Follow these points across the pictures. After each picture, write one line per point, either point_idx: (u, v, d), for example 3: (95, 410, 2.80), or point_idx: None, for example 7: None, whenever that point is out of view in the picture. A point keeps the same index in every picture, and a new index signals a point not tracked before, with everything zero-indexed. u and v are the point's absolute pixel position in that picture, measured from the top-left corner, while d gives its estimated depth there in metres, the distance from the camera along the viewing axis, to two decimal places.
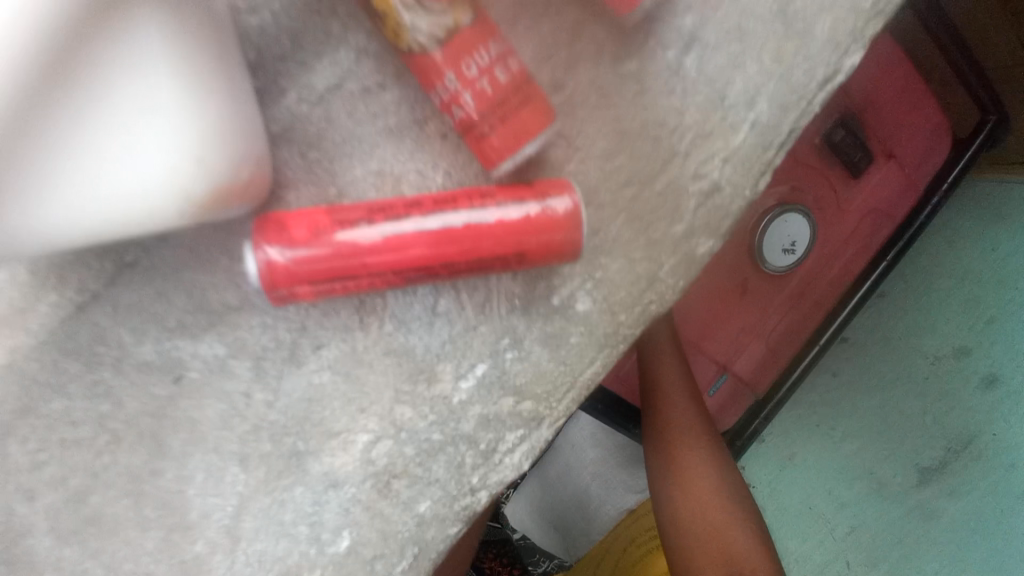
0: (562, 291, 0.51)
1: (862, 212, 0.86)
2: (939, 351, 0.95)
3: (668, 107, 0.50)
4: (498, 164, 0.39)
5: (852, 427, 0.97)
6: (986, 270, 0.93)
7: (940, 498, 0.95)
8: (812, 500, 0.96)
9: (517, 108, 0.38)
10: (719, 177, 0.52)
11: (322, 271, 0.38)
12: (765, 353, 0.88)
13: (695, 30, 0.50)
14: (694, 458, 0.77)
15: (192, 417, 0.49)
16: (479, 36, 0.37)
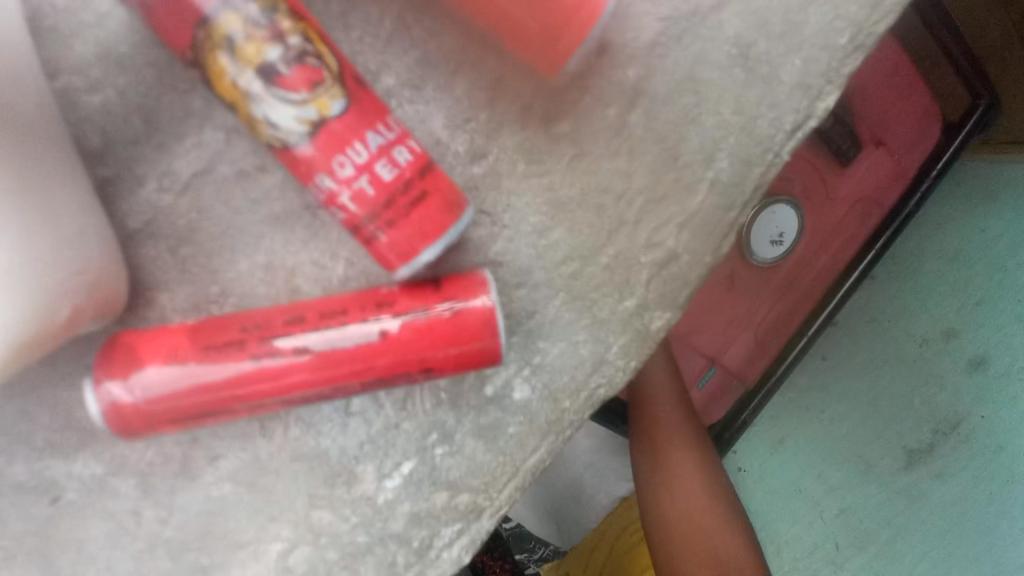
0: (495, 381, 0.46)
1: (852, 202, 0.80)
2: (930, 331, 0.88)
3: (612, 171, 0.44)
4: (397, 267, 0.33)
5: (841, 409, 0.89)
6: (978, 248, 0.87)
7: (930, 482, 0.88)
8: (799, 483, 0.89)
9: (408, 209, 0.32)
10: (676, 245, 0.45)
11: (181, 408, 0.33)
12: (753, 344, 0.83)
13: (639, 83, 0.43)
14: (681, 456, 0.71)
15: (77, 538, 0.43)
16: (354, 124, 0.31)
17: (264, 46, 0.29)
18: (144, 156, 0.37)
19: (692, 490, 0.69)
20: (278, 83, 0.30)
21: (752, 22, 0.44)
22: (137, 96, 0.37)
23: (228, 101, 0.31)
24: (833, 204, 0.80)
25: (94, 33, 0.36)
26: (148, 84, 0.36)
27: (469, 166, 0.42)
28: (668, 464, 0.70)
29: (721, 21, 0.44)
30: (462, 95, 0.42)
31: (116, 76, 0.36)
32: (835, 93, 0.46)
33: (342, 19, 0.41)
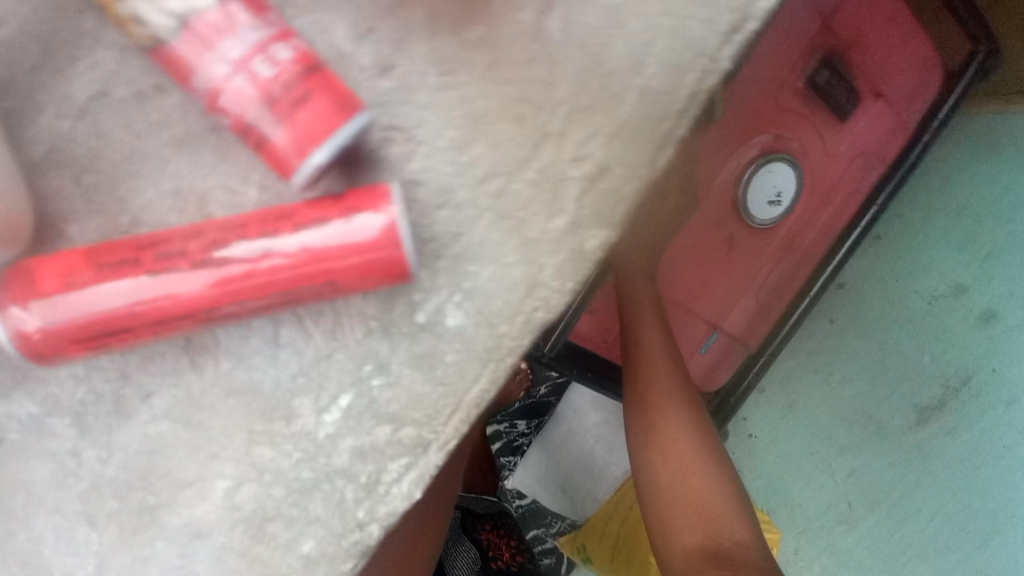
0: (427, 307, 0.45)
1: (850, 156, 0.85)
2: (940, 289, 0.95)
3: (531, 81, 0.43)
4: (291, 176, 0.32)
5: (849, 371, 0.98)
6: (984, 203, 0.93)
7: (940, 437, 0.97)
8: (812, 446, 0.99)
9: (289, 109, 0.31)
10: (606, 158, 0.44)
11: (86, 327, 0.33)
12: (755, 307, 0.89)
13: None
14: (671, 420, 0.75)
15: (23, 479, 0.45)
16: (226, 18, 0.31)
17: None
18: (46, 82, 0.37)
19: (682, 456, 0.72)
20: None
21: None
22: (25, 22, 0.36)
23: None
24: (832, 160, 0.85)
25: None
26: (39, 9, 0.36)
27: (377, 80, 0.42)
28: (658, 427, 0.75)
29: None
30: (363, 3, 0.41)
31: (5, 3, 0.36)
32: None
33: None
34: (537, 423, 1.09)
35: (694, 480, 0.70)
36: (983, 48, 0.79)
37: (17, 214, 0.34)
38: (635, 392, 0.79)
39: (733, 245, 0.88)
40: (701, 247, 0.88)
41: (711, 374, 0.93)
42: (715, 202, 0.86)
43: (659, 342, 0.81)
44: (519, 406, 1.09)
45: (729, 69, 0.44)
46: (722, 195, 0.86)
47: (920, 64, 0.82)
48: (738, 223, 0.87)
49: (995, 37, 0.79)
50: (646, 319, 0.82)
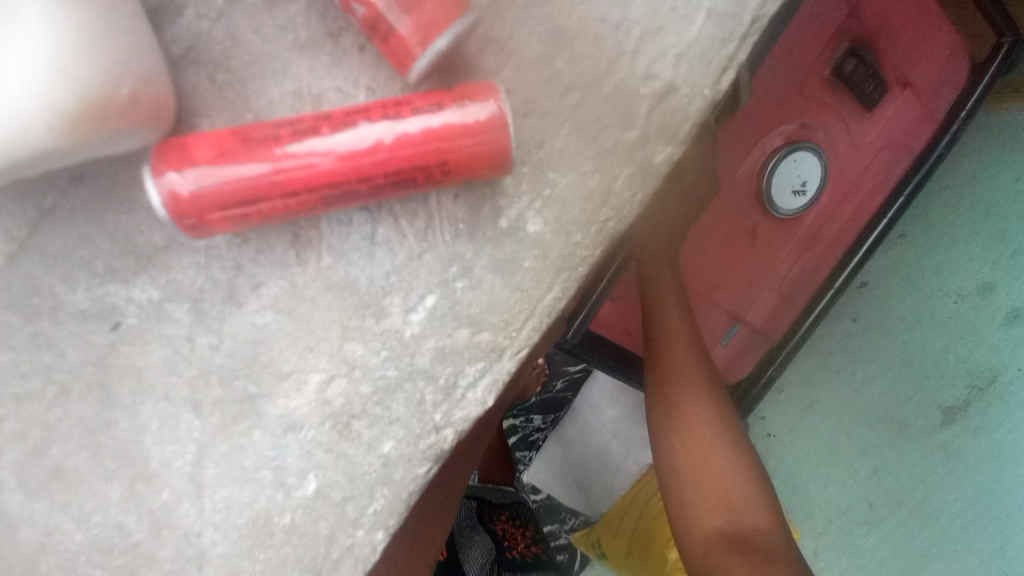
0: (510, 213, 0.48)
1: (878, 145, 0.87)
2: (966, 288, 0.99)
3: (609, 1, 0.46)
4: (413, 65, 0.37)
5: (871, 371, 1.03)
6: (1007, 203, 0.97)
7: (964, 436, 1.03)
8: (833, 446, 1.05)
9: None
10: (674, 76, 0.47)
11: (228, 194, 0.37)
12: (777, 301, 0.92)
13: None
14: (694, 406, 0.77)
15: (137, 365, 0.49)
16: None
17: None
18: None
19: (705, 439, 0.74)
20: None
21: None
22: None
23: None
24: (858, 150, 0.88)
25: None
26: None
27: None
28: (682, 413, 0.77)
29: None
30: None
31: None
32: None
33: None
34: (554, 418, 1.14)
35: (718, 464, 0.72)
36: (1009, 39, 0.81)
37: (162, 106, 0.39)
38: (657, 375, 0.82)
39: (756, 236, 0.90)
40: (726, 239, 0.91)
41: (735, 363, 0.95)
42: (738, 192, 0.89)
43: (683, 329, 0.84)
44: (536, 402, 1.14)
45: None
46: (747, 184, 0.89)
47: (943, 56, 0.84)
48: (760, 214, 0.90)
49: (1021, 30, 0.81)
50: (662, 302, 0.85)
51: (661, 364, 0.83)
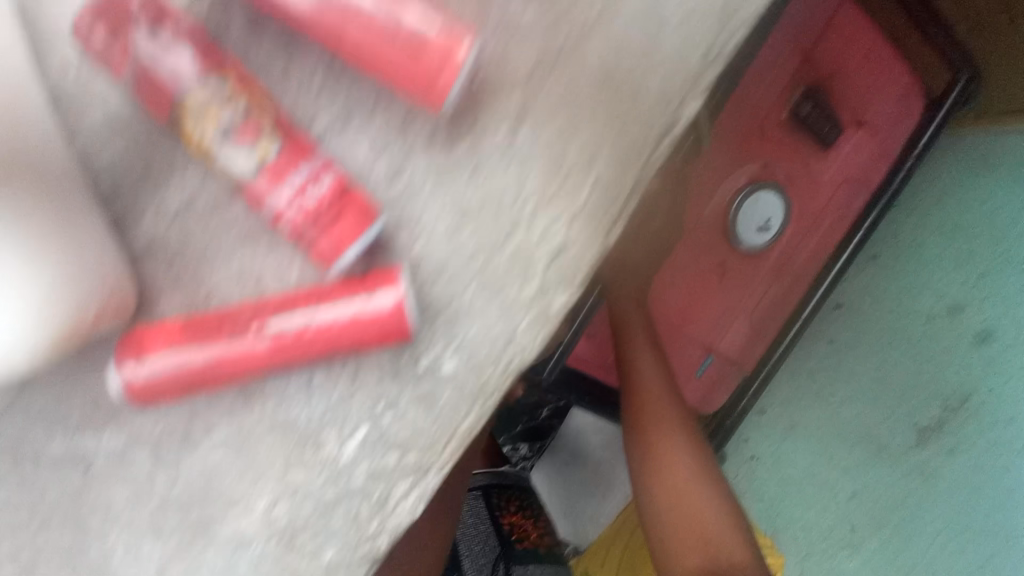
0: (427, 356, 0.56)
1: (837, 182, 1.06)
2: (936, 309, 1.20)
3: (505, 182, 0.53)
4: (331, 267, 0.45)
5: (848, 392, 1.26)
6: (973, 223, 1.17)
7: (941, 455, 1.23)
8: (815, 467, 1.28)
9: (332, 220, 0.45)
10: (567, 237, 0.55)
11: (177, 381, 0.45)
12: (749, 330, 1.13)
13: (521, 110, 0.53)
14: (670, 444, 0.97)
15: (105, 498, 0.56)
16: (290, 162, 0.45)
17: (214, 118, 0.45)
18: (153, 194, 0.54)
19: (678, 474, 0.94)
20: (231, 137, 0.45)
21: (612, 51, 0.53)
22: (136, 153, 0.54)
23: (194, 147, 0.47)
24: (821, 186, 1.07)
25: (106, 110, 0.54)
26: (143, 143, 0.54)
27: (390, 181, 0.54)
28: (659, 453, 0.96)
29: (587, 50, 0.53)
30: (379, 130, 0.53)
31: (119, 140, 0.54)
32: (695, 103, 0.55)
33: (283, 78, 0.54)
34: (538, 446, 1.36)
35: (695, 501, 0.90)
36: (966, 74, 0.95)
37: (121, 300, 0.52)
38: (630, 413, 1.01)
39: (724, 269, 1.12)
40: (697, 272, 1.13)
41: (708, 393, 1.19)
42: (709, 218, 1.10)
43: (651, 360, 1.03)
44: (523, 431, 1.33)
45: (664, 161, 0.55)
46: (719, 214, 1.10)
47: (897, 96, 1.01)
48: (728, 250, 1.11)
49: (976, 67, 0.95)
50: (640, 341, 1.04)
51: (642, 396, 1.02)
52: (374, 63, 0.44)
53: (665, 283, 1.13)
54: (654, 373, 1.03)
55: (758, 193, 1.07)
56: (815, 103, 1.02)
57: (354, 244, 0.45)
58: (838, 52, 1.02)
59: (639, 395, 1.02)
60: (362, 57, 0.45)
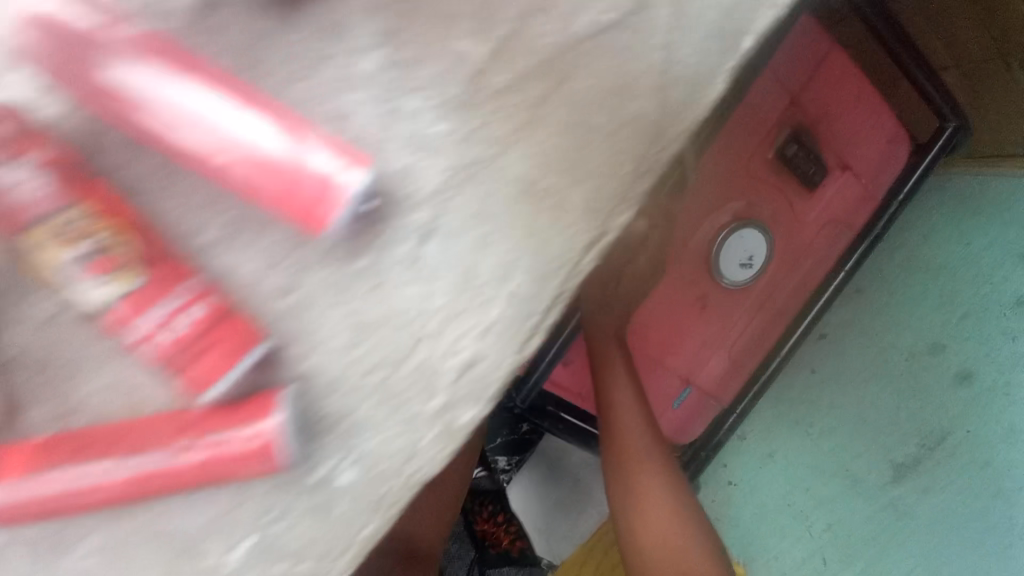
0: (322, 467, 0.53)
1: (822, 222, 1.18)
2: (917, 347, 1.21)
3: (408, 297, 0.50)
4: (203, 394, 0.44)
5: (825, 424, 1.26)
6: (961, 264, 1.20)
7: (917, 496, 1.18)
8: (789, 496, 1.27)
9: (203, 351, 0.43)
10: (477, 351, 0.52)
11: (20, 510, 0.45)
12: (730, 362, 1.22)
13: (431, 221, 0.48)
14: (648, 481, 0.93)
15: None
16: (164, 299, 0.42)
17: (67, 246, 0.42)
18: (18, 303, 0.50)
19: (654, 510, 0.90)
20: (79, 276, 0.42)
21: (537, 159, 0.49)
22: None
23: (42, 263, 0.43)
24: (805, 225, 1.17)
25: None
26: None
27: (278, 298, 0.49)
28: (639, 493, 0.92)
29: (507, 161, 0.48)
30: (271, 244, 0.49)
31: None
32: (625, 213, 0.52)
33: (167, 177, 0.49)
34: (517, 460, 1.31)
35: (670, 536, 0.87)
36: (953, 124, 1.17)
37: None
38: (614, 451, 0.98)
39: (706, 302, 1.17)
40: (679, 304, 1.17)
41: (685, 425, 1.25)
42: (696, 254, 1.14)
43: (626, 387, 1.03)
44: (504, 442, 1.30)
45: (589, 272, 0.53)
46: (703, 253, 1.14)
47: (884, 143, 1.16)
48: (711, 283, 1.16)
49: (961, 119, 1.17)
50: (617, 370, 1.04)
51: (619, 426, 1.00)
52: (244, 187, 0.42)
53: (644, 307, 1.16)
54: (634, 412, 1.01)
55: (742, 231, 1.12)
56: (801, 144, 1.11)
57: (225, 376, 0.44)
58: (826, 96, 1.12)
59: (617, 439, 0.99)
60: (236, 183, 0.42)
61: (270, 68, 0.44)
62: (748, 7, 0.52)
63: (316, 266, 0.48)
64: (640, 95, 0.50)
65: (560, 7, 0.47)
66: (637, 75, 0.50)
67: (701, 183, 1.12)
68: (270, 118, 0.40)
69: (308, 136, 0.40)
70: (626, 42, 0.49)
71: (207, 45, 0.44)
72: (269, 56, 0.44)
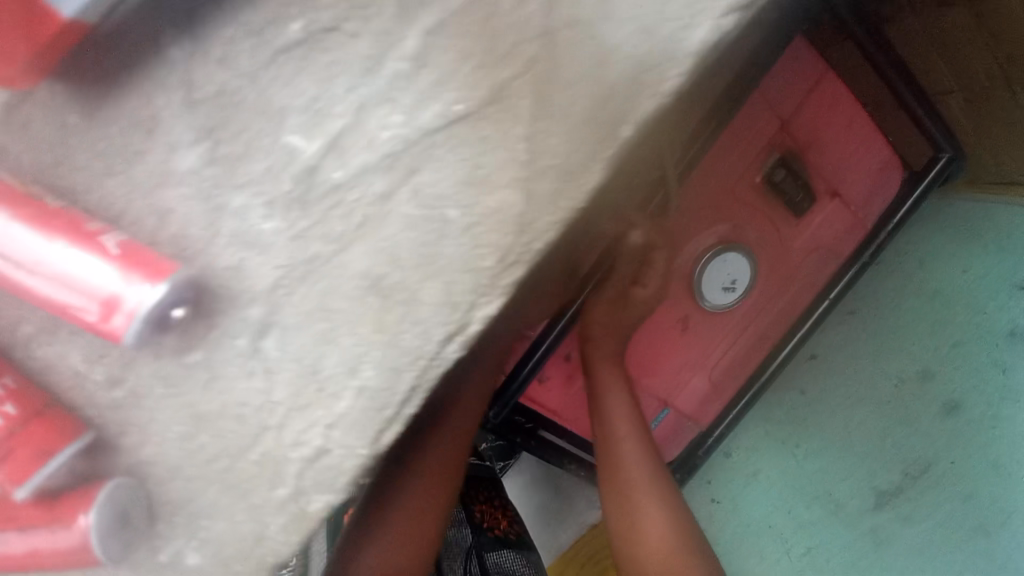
0: (166, 550, 0.52)
1: (810, 246, 1.13)
2: (907, 373, 1.34)
3: (247, 390, 0.49)
4: (14, 489, 0.43)
5: (811, 446, 1.39)
6: (946, 288, 1.32)
7: (896, 520, 1.36)
8: (773, 516, 1.41)
9: (9, 448, 0.43)
10: (327, 442, 0.50)
11: None
12: (710, 389, 1.22)
13: (265, 318, 0.47)
14: (649, 513, 0.91)
15: None
16: None
17: None
18: None
19: (656, 546, 0.88)
20: None
21: (380, 257, 0.47)
22: None
23: None
24: (794, 248, 1.13)
25: None
26: None
27: (110, 390, 0.50)
28: (638, 527, 0.90)
29: (347, 258, 0.47)
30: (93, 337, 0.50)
31: None
32: (489, 304, 0.47)
33: None
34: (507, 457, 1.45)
35: (677, 572, 0.84)
36: (947, 153, 1.12)
37: None
38: (613, 485, 0.95)
39: (685, 324, 1.13)
40: (665, 324, 1.13)
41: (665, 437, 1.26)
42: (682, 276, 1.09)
43: (620, 412, 0.99)
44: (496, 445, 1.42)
45: (455, 362, 0.49)
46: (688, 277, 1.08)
47: (877, 160, 1.10)
48: (693, 304, 1.11)
49: (955, 146, 1.12)
50: (612, 383, 1.00)
51: (611, 445, 0.98)
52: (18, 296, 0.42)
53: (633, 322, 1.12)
54: (630, 431, 0.98)
55: (725, 254, 1.06)
56: (789, 167, 1.04)
57: (38, 470, 0.44)
58: (815, 120, 1.05)
59: (614, 472, 0.96)
60: (22, 294, 0.41)
61: (93, 180, 0.46)
62: (625, 96, 0.46)
63: (141, 362, 0.49)
64: (499, 188, 0.47)
65: (404, 100, 0.45)
66: (501, 165, 0.46)
67: (683, 203, 1.04)
68: (51, 233, 0.40)
69: (100, 246, 0.40)
70: (486, 132, 0.46)
71: (17, 152, 0.47)
72: (81, 154, 0.46)
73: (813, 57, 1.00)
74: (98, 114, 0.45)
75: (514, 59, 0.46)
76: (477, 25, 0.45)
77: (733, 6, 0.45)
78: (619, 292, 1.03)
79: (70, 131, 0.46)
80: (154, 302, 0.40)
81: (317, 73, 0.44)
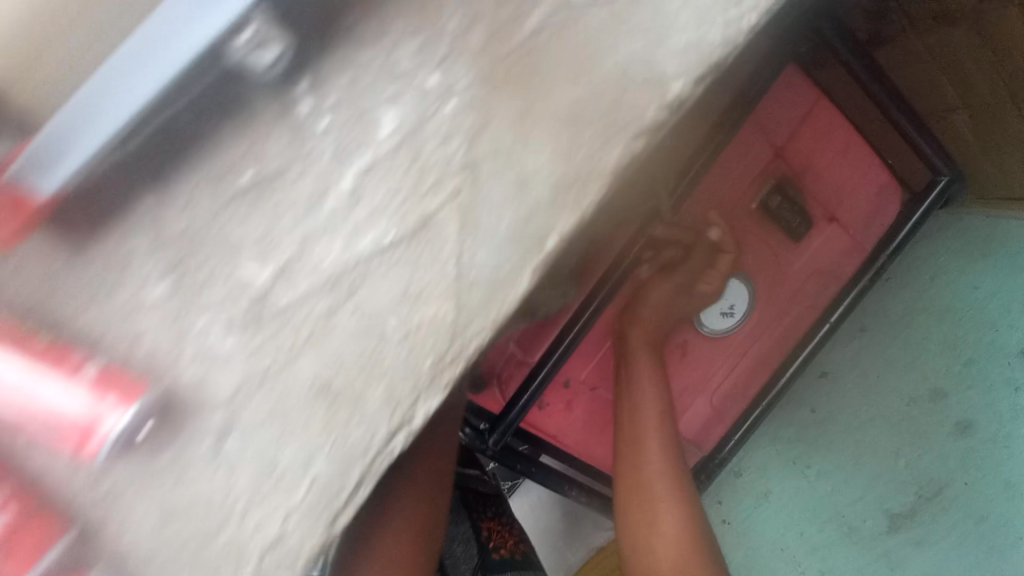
0: None
1: (806, 274, 1.33)
2: (919, 394, 1.54)
3: (211, 485, 0.54)
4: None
5: (823, 467, 1.60)
6: (962, 309, 1.50)
7: (910, 545, 1.56)
8: (784, 536, 1.63)
9: (19, 542, 0.51)
10: (284, 531, 0.55)
11: None
12: (710, 412, 1.36)
13: (226, 423, 0.53)
14: (665, 505, 1.08)
15: None
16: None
17: None
18: None
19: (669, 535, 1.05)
20: None
21: (328, 364, 0.54)
22: None
23: None
24: (790, 275, 1.33)
25: None
26: None
27: (93, 484, 0.53)
28: (655, 514, 1.08)
29: (300, 365, 0.53)
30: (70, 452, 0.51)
31: None
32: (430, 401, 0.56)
33: None
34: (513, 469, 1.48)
35: (683, 553, 1.02)
36: (945, 177, 1.27)
37: None
38: (633, 471, 1.14)
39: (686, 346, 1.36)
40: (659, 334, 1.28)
41: (702, 434, 1.37)
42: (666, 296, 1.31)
43: (648, 394, 1.20)
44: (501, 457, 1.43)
45: (400, 453, 0.56)
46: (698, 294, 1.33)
47: (876, 189, 1.30)
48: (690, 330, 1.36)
49: (953, 171, 1.28)
50: (646, 376, 1.21)
51: (643, 429, 1.17)
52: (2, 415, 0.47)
53: (639, 310, 1.29)
54: (654, 405, 1.19)
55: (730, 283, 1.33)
56: (784, 194, 1.28)
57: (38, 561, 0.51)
58: (809, 152, 1.30)
59: (635, 459, 1.15)
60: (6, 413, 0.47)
61: (80, 306, 0.50)
62: (548, 213, 0.54)
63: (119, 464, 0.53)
64: (433, 300, 0.54)
65: (342, 229, 0.51)
66: (433, 281, 0.54)
67: (681, 218, 1.32)
68: (33, 361, 0.46)
69: (76, 377, 0.46)
70: (419, 255, 0.53)
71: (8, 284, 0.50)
72: (65, 289, 0.50)
73: (807, 82, 1.26)
74: (87, 258, 0.50)
75: (442, 189, 0.51)
76: (406, 162, 0.50)
77: (643, 134, 0.54)
78: (685, 278, 1.34)
79: (56, 271, 0.50)
80: (123, 423, 0.47)
81: (266, 212, 0.50)
